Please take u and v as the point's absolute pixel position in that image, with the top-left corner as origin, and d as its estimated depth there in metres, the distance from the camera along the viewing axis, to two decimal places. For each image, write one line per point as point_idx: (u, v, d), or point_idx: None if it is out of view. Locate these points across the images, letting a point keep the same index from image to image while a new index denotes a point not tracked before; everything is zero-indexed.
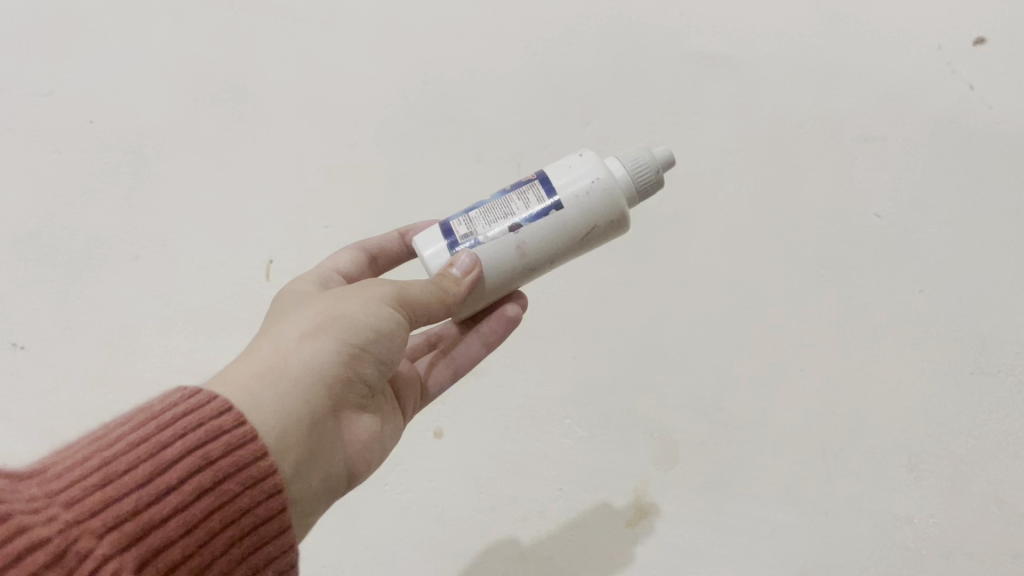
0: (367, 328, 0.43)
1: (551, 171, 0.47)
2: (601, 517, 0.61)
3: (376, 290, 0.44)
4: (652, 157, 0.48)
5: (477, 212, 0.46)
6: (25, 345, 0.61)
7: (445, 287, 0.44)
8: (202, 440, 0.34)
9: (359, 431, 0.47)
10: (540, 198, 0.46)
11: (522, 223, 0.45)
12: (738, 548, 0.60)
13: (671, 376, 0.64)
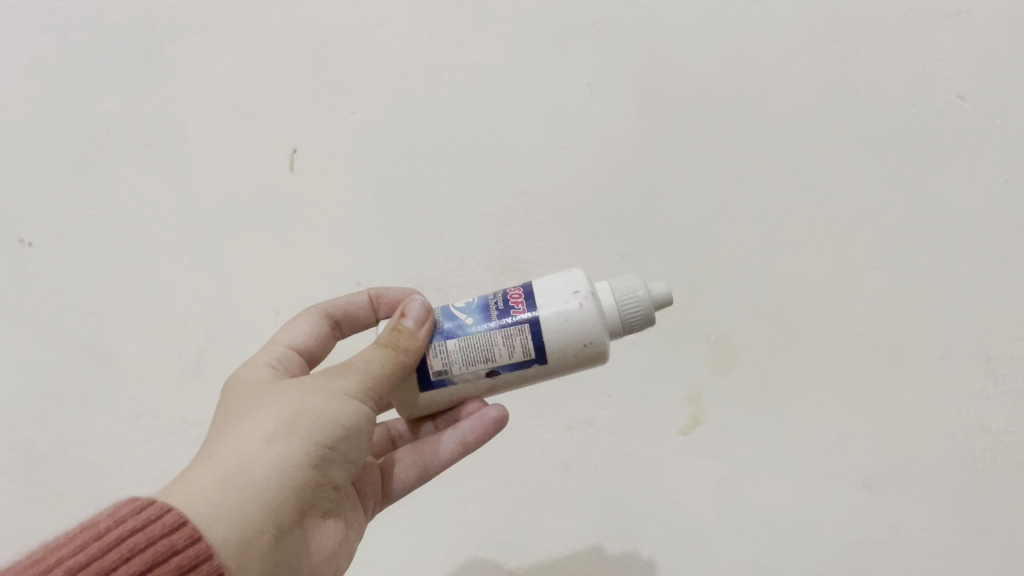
0: (336, 425, 0.37)
1: (542, 303, 0.40)
2: (650, 425, 0.59)
3: (342, 380, 0.38)
4: (647, 297, 0.41)
5: (457, 346, 0.40)
6: (32, 241, 0.59)
7: (401, 345, 0.39)
8: (151, 563, 0.28)
9: (321, 543, 0.39)
10: (526, 350, 0.39)
11: (502, 370, 0.40)
12: (793, 457, 0.57)
13: (728, 275, 0.59)
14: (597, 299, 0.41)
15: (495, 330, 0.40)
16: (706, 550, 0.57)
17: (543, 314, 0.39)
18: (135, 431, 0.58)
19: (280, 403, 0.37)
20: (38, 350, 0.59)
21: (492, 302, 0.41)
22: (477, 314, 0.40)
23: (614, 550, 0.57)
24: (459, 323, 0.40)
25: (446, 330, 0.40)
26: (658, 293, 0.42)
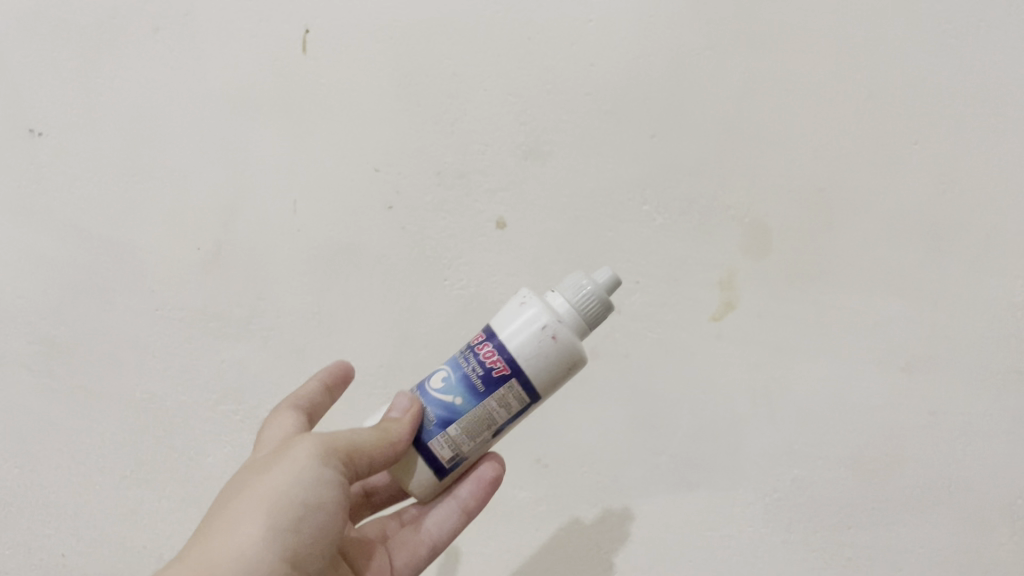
0: (307, 501, 0.37)
1: (515, 347, 0.41)
2: (681, 312, 0.57)
3: (302, 444, 0.39)
4: (597, 288, 0.43)
5: (454, 428, 0.41)
6: (42, 131, 0.58)
7: (388, 432, 0.41)
8: None
9: None
10: (520, 397, 0.41)
11: (504, 426, 0.42)
12: (828, 341, 0.56)
13: (765, 154, 0.57)
14: (558, 316, 0.42)
15: (487, 399, 0.41)
16: (739, 436, 0.56)
17: (517, 356, 0.41)
18: (156, 324, 0.58)
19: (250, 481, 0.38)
20: (52, 243, 0.58)
21: (470, 370, 0.41)
22: (463, 392, 0.41)
23: (645, 437, 0.57)
24: (450, 407, 0.41)
25: (440, 418, 0.42)
26: (604, 279, 0.44)
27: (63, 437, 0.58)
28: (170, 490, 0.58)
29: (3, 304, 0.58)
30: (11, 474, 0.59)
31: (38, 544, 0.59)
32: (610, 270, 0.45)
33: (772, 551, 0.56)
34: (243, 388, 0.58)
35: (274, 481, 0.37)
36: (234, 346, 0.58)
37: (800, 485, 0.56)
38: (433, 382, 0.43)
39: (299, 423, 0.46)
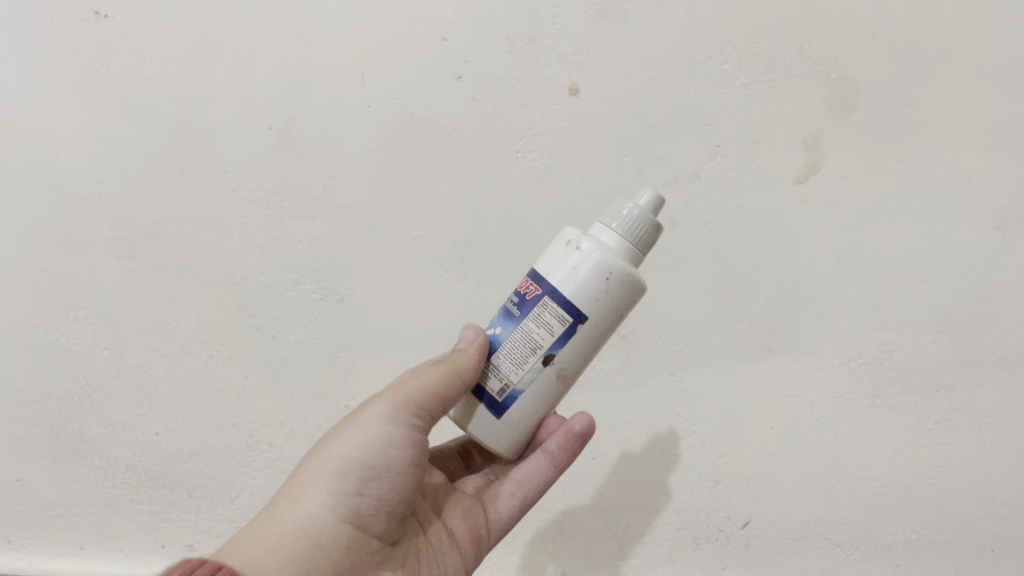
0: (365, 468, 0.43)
1: (552, 274, 0.41)
2: (763, 176, 0.55)
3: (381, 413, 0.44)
4: (642, 212, 0.42)
5: (503, 356, 0.42)
6: (107, 13, 0.58)
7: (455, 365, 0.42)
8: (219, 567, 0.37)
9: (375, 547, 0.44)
10: (560, 319, 0.40)
11: (554, 351, 0.41)
12: (919, 200, 0.54)
13: (855, 4, 0.54)
14: (602, 244, 0.42)
15: (525, 321, 0.41)
16: (825, 301, 0.56)
17: (547, 275, 0.41)
18: (233, 206, 0.59)
19: (315, 455, 0.44)
20: (125, 129, 0.59)
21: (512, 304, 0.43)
22: (506, 323, 0.42)
23: (726, 307, 0.56)
24: (495, 338, 0.43)
25: (488, 350, 0.43)
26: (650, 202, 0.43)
27: (149, 321, 0.60)
28: (257, 369, 0.60)
29: (84, 191, 0.59)
30: (101, 357, 0.60)
31: (131, 423, 0.61)
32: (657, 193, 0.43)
33: (859, 414, 0.56)
34: (320, 269, 0.59)
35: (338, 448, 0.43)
36: (309, 224, 0.58)
37: (888, 350, 0.55)
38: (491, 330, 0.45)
39: None
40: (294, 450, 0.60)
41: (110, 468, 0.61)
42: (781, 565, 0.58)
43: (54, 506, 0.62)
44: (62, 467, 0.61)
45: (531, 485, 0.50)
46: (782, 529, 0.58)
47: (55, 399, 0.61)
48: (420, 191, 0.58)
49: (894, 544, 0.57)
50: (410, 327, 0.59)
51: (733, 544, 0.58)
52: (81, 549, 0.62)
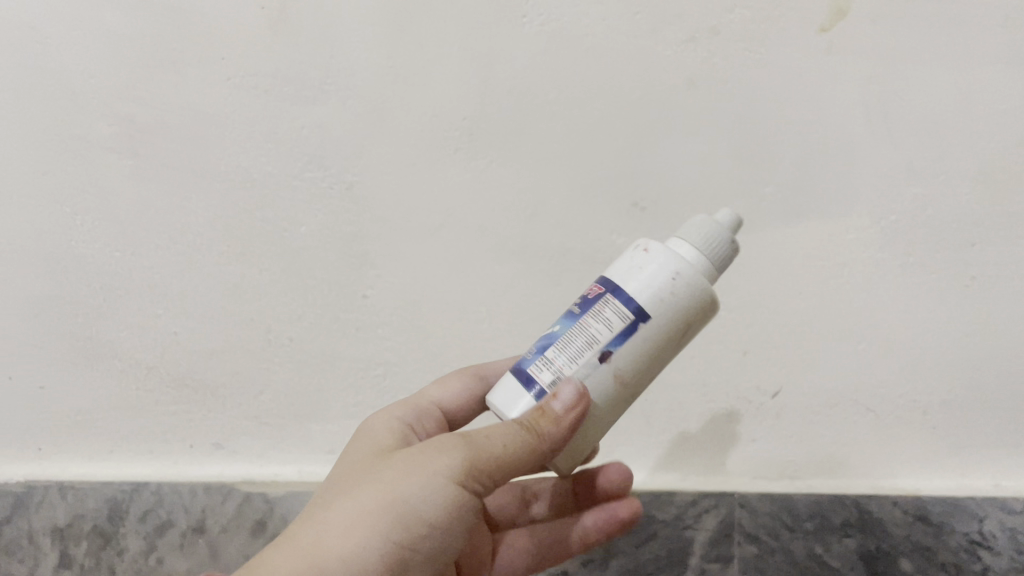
0: (421, 518, 0.37)
1: (614, 273, 0.40)
2: (786, 27, 0.52)
3: (445, 461, 0.38)
4: (720, 225, 0.41)
5: (554, 352, 0.38)
6: None
7: (536, 430, 0.37)
8: None
9: None
10: (622, 314, 0.38)
11: (611, 349, 0.38)
12: (953, 44, 0.51)
13: None
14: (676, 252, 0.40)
15: (584, 317, 0.39)
16: (853, 159, 0.53)
17: (616, 279, 0.39)
18: (231, 94, 0.57)
19: (370, 489, 0.38)
20: (114, 17, 0.57)
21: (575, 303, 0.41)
22: (561, 319, 0.40)
23: (751, 171, 0.54)
24: (550, 334, 0.39)
25: (540, 346, 0.39)
26: (727, 219, 0.42)
27: (153, 219, 0.59)
28: (269, 264, 0.59)
29: (77, 86, 0.58)
30: (113, 260, 0.59)
31: (148, 325, 0.60)
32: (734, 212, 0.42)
33: (890, 275, 0.54)
34: (327, 155, 0.57)
35: (403, 494, 0.38)
36: (312, 109, 0.57)
37: (921, 205, 0.53)
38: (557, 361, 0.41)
39: (433, 428, 0.49)
40: (313, 344, 0.60)
41: (128, 369, 0.61)
42: (812, 434, 0.57)
43: (81, 411, 0.62)
44: (85, 372, 0.61)
45: (554, 555, 0.54)
46: (813, 397, 0.57)
47: (69, 304, 0.60)
48: (426, 61, 0.55)
49: (929, 407, 0.55)
50: (421, 213, 0.57)
51: (764, 414, 0.57)
52: (111, 452, 0.62)
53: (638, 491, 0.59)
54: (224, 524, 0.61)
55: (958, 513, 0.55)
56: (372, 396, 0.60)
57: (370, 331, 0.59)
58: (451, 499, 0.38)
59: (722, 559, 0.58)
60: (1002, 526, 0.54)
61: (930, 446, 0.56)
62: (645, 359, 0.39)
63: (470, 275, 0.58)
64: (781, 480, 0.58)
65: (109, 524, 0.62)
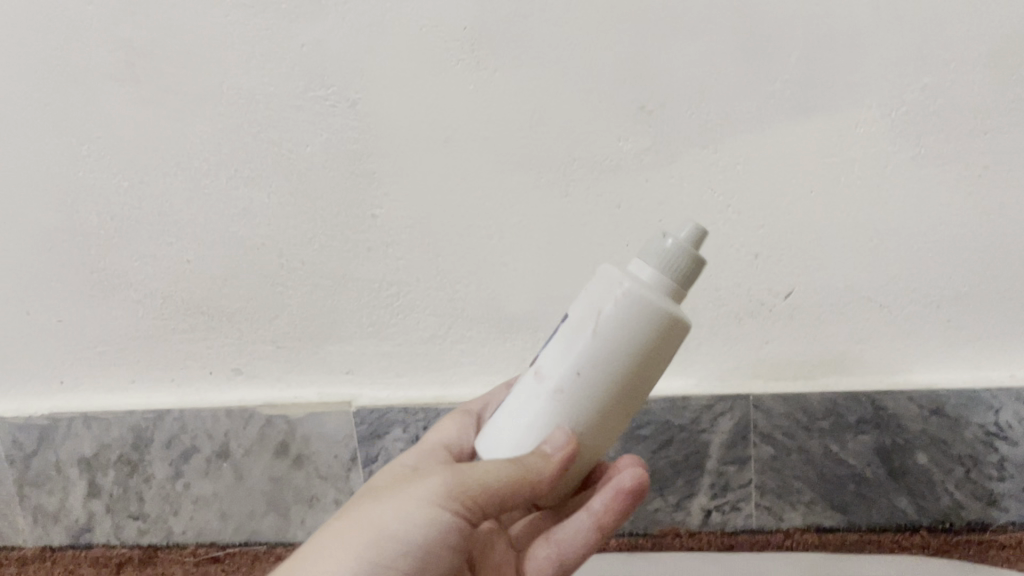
0: (407, 552, 0.40)
1: None
2: None
3: (429, 492, 0.41)
4: (674, 243, 0.42)
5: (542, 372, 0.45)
6: None
7: (518, 453, 0.40)
8: None
9: None
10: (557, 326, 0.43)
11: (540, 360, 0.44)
12: None
13: None
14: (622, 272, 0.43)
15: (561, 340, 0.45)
16: (863, 48, 0.52)
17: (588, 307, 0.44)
18: (229, 15, 0.56)
19: (358, 526, 0.40)
20: None
21: None
22: None
23: (759, 67, 0.53)
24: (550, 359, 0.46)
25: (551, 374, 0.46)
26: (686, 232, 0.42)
27: (160, 147, 0.59)
28: (276, 187, 0.59)
29: (73, 13, 0.57)
30: (122, 190, 0.60)
31: (161, 254, 0.61)
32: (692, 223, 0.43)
33: (901, 167, 0.53)
34: (328, 72, 0.56)
35: (386, 523, 0.40)
36: (311, 26, 0.56)
37: (930, 94, 0.52)
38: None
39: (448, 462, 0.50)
40: (325, 266, 0.60)
41: (146, 299, 0.62)
42: (825, 334, 0.57)
43: (100, 343, 0.63)
44: (101, 304, 0.62)
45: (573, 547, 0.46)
46: (826, 296, 0.56)
47: (82, 237, 0.61)
48: None
49: (943, 301, 0.55)
50: (425, 127, 0.57)
51: (776, 316, 0.57)
52: (132, 382, 0.64)
53: (653, 399, 0.59)
54: (247, 447, 0.63)
55: (972, 405, 0.55)
56: (386, 315, 0.61)
57: (381, 251, 0.59)
58: (428, 527, 0.40)
59: (737, 462, 0.59)
60: (1017, 416, 0.55)
61: (945, 342, 0.56)
62: (570, 360, 0.41)
63: (477, 189, 0.57)
64: (796, 380, 0.58)
65: (135, 452, 0.63)
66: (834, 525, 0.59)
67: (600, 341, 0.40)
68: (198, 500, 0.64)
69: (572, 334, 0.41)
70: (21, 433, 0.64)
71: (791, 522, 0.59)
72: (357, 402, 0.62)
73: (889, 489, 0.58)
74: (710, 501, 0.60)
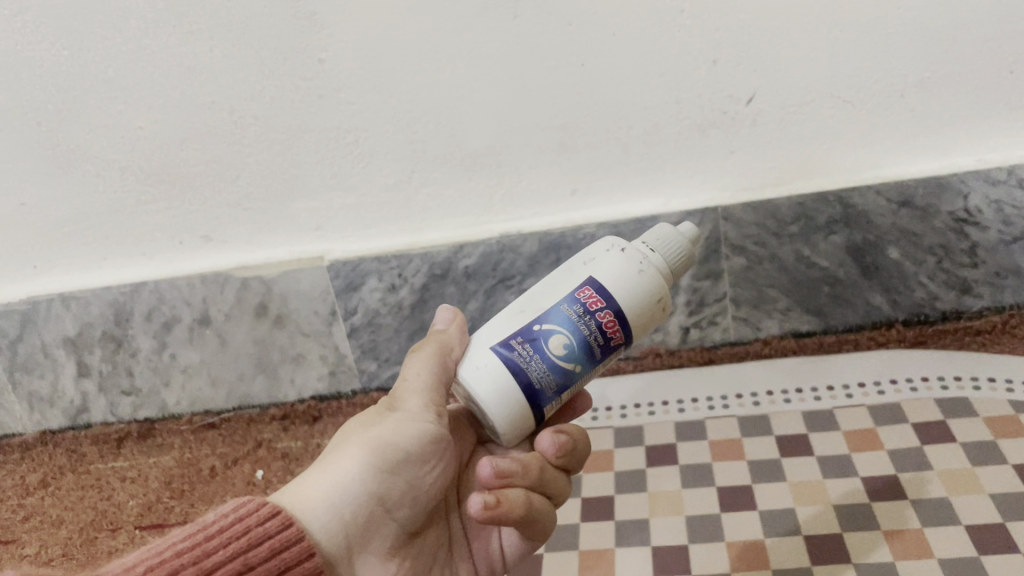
0: (401, 453, 0.41)
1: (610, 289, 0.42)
2: None
3: (416, 403, 0.42)
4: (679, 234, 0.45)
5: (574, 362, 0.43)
6: None
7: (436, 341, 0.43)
8: (246, 547, 0.36)
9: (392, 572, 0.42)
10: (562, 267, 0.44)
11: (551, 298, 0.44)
12: None
13: None
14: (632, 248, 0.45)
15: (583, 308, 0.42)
16: None
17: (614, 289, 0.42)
18: None
19: (349, 442, 0.41)
20: None
21: (584, 335, 0.41)
22: (575, 357, 0.40)
23: None
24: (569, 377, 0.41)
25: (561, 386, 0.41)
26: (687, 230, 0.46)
27: (89, 9, 0.55)
28: (218, 40, 0.56)
29: None
30: (63, 59, 0.57)
31: (112, 124, 0.59)
32: (690, 223, 0.47)
33: None
34: None
35: (379, 436, 0.41)
36: None
37: None
38: (557, 354, 0.40)
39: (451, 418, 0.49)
40: (278, 121, 0.58)
41: (106, 173, 0.61)
42: (791, 137, 0.56)
43: (67, 223, 0.63)
44: (62, 182, 0.61)
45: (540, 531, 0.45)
46: (789, 99, 0.55)
47: (30, 114, 0.59)
48: None
49: (907, 89, 0.53)
50: None
51: (740, 124, 0.56)
52: (104, 261, 0.64)
53: (624, 222, 0.59)
54: (228, 312, 0.63)
55: (941, 193, 0.55)
56: (347, 164, 0.59)
57: (333, 98, 0.57)
58: (421, 437, 0.41)
59: (712, 276, 0.59)
60: (988, 200, 0.55)
61: (913, 132, 0.55)
62: (533, 296, 0.42)
63: (420, 22, 0.54)
64: (763, 188, 0.57)
65: (117, 328, 0.64)
66: (811, 329, 0.60)
67: (559, 287, 0.42)
68: (187, 369, 0.65)
69: (558, 278, 0.43)
70: (2, 320, 0.65)
71: (768, 331, 0.61)
72: (329, 256, 0.62)
73: (863, 288, 0.58)
74: (687, 319, 0.61)
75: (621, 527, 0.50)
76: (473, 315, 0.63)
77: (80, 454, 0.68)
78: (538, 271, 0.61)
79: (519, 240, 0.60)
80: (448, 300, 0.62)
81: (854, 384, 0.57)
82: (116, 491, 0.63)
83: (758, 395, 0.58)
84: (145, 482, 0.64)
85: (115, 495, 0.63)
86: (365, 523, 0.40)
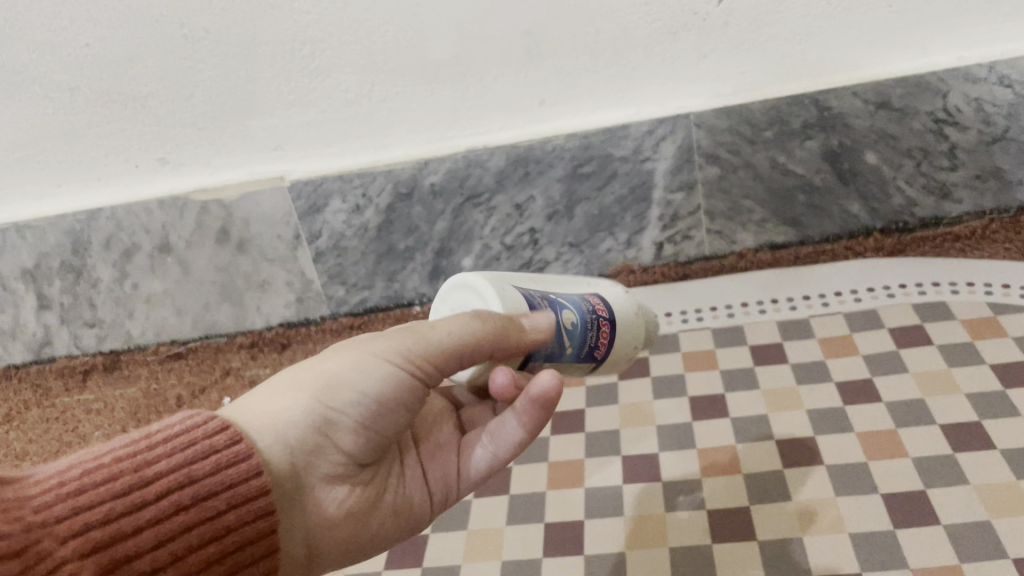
0: (359, 392, 0.37)
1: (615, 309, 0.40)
2: None
3: (390, 348, 0.37)
4: None
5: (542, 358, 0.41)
6: None
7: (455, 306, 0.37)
8: (190, 458, 0.32)
9: (339, 501, 0.38)
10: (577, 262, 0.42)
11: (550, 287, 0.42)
12: None
13: None
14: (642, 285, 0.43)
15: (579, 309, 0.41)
16: None
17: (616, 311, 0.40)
18: None
19: (309, 369, 0.37)
20: None
21: None
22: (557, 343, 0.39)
23: None
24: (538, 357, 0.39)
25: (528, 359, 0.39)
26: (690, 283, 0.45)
27: None
28: None
29: None
30: None
31: (55, 42, 0.55)
32: None
33: None
34: None
35: (339, 372, 0.37)
36: None
37: None
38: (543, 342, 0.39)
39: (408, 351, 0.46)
40: (229, 35, 0.54)
41: (52, 95, 0.57)
42: (766, 39, 0.53)
43: (17, 148, 0.59)
44: (7, 105, 0.58)
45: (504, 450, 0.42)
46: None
47: None
48: None
49: None
50: None
51: (711, 26, 0.53)
52: (58, 188, 0.61)
53: (593, 133, 0.57)
54: (188, 239, 0.62)
55: (920, 93, 0.53)
56: (303, 79, 0.56)
57: (286, 8, 0.53)
58: (388, 379, 0.37)
59: (685, 188, 0.58)
60: (968, 99, 0.53)
61: (891, 30, 0.52)
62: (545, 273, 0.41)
63: None
64: (735, 94, 0.55)
65: (75, 259, 0.63)
66: (787, 241, 0.59)
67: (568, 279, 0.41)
68: (150, 299, 0.64)
69: None
70: None
71: (743, 244, 0.59)
72: (290, 177, 0.60)
73: (840, 195, 0.57)
74: (661, 234, 0.60)
75: (591, 438, 0.50)
76: (442, 235, 0.61)
77: (45, 389, 0.66)
78: (506, 186, 0.59)
79: (486, 154, 0.58)
80: (414, 220, 0.61)
81: (831, 294, 0.56)
82: (82, 423, 0.63)
83: (732, 308, 0.58)
84: (111, 413, 0.63)
85: (80, 426, 0.62)
86: (312, 457, 0.37)
